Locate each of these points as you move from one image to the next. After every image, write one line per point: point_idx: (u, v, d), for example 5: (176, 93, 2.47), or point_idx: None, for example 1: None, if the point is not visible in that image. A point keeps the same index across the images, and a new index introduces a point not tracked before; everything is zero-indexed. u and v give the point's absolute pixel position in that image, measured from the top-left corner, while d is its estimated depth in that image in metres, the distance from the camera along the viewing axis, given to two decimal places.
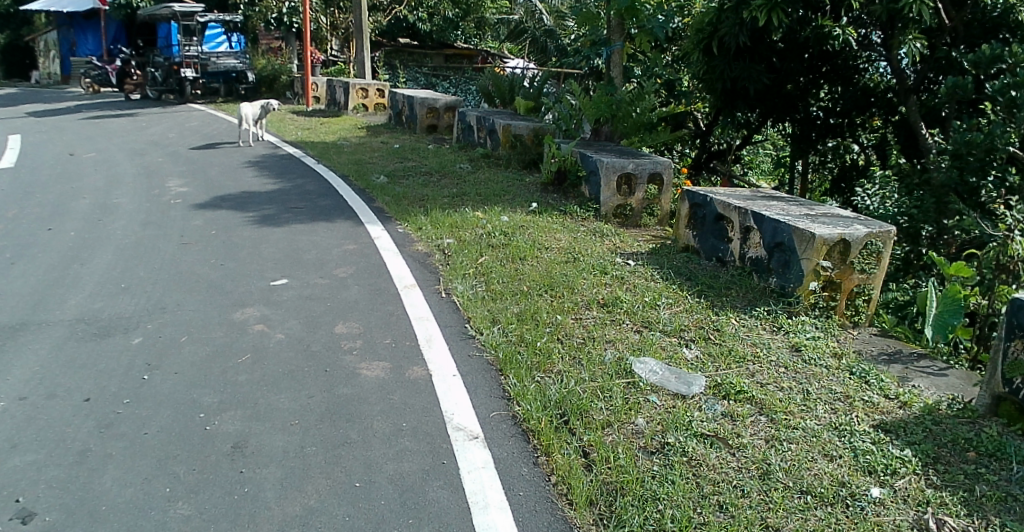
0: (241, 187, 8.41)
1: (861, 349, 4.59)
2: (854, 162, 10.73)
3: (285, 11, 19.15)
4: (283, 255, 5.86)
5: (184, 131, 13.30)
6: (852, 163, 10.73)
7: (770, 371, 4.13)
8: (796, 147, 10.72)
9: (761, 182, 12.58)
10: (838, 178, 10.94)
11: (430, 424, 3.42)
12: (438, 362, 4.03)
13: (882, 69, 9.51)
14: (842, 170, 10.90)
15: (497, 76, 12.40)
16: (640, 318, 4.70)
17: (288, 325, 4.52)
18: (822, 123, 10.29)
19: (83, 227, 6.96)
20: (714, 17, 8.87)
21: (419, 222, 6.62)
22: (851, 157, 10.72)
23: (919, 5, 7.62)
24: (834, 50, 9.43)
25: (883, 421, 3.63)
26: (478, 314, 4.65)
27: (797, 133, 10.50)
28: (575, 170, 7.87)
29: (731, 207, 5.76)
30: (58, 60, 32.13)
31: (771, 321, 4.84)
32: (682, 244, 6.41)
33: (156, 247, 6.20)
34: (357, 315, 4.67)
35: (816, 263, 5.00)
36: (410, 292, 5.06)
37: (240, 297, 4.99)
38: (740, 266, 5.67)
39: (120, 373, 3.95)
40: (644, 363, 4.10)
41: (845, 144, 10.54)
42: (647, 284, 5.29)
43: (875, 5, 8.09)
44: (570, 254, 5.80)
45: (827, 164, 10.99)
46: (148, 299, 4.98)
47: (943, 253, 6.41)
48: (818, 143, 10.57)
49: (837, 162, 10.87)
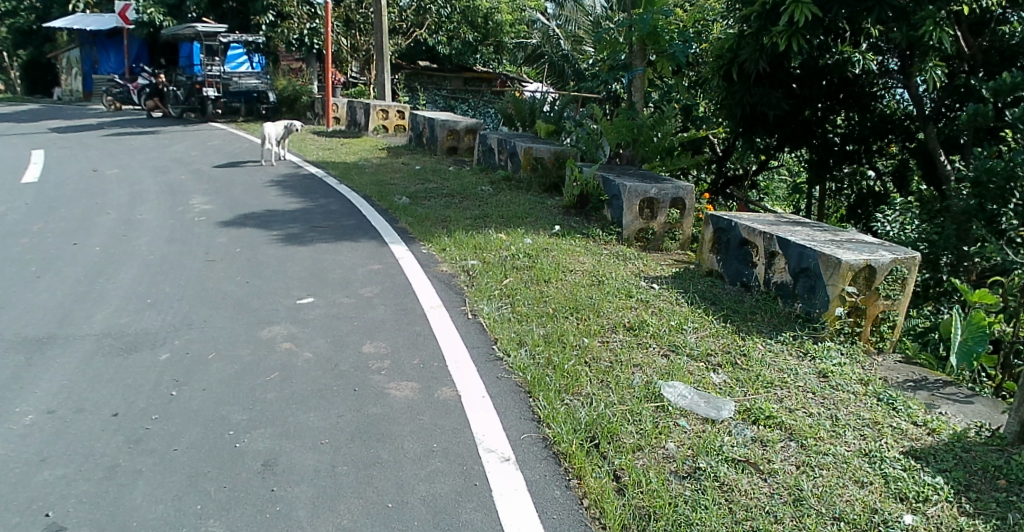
0: (264, 206, 8.45)
1: (886, 376, 4.69)
2: (870, 189, 10.63)
3: (307, 32, 19.64)
4: (309, 273, 5.84)
5: (205, 149, 13.42)
6: (868, 190, 10.64)
7: (798, 396, 4.19)
8: (812, 173, 10.71)
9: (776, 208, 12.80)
10: (855, 205, 10.86)
11: (461, 445, 3.38)
12: (466, 383, 3.95)
13: (899, 96, 9.78)
14: (859, 197, 10.82)
15: (518, 99, 12.52)
16: (667, 342, 4.69)
17: (315, 343, 4.45)
18: (839, 150, 10.33)
19: (109, 243, 7.03)
20: (734, 44, 8.94)
21: (443, 243, 6.63)
22: (867, 184, 10.64)
23: (939, 33, 7.70)
24: (852, 77, 9.60)
25: (912, 448, 3.66)
26: (505, 335, 4.61)
27: (815, 159, 10.50)
28: (596, 194, 7.89)
29: (756, 232, 5.73)
30: (81, 78, 32.73)
31: (797, 347, 4.88)
32: (705, 268, 6.34)
33: (182, 264, 6.24)
34: (385, 334, 4.57)
35: (842, 289, 5.03)
36: (436, 312, 4.98)
37: (265, 314, 4.95)
38: (766, 291, 5.63)
39: (148, 389, 3.98)
40: (673, 387, 4.08)
41: (862, 170, 10.52)
42: (672, 307, 5.25)
43: (894, 33, 8.06)
44: (595, 277, 5.81)
45: (844, 191, 10.99)
46: (176, 316, 5.01)
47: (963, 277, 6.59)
48: (835, 170, 10.57)
49: (853, 189, 10.83)
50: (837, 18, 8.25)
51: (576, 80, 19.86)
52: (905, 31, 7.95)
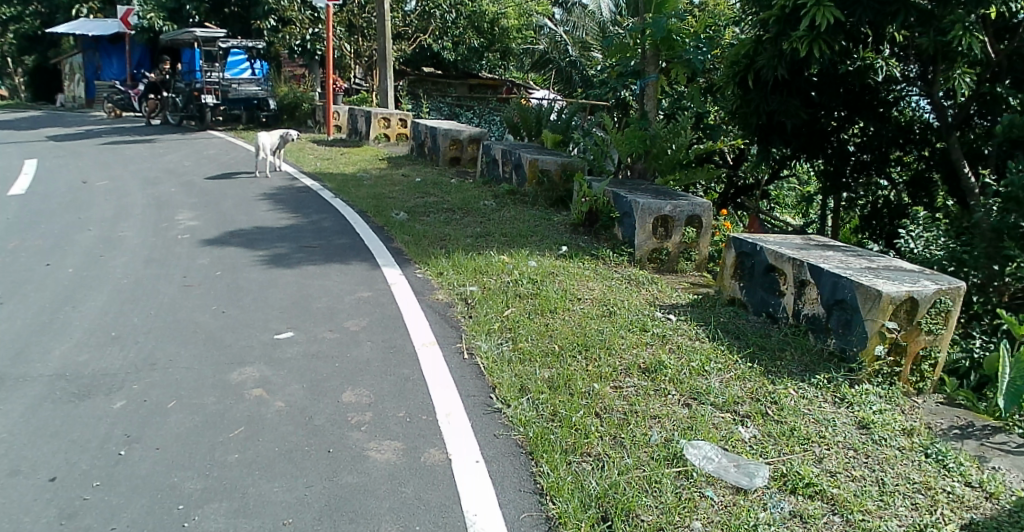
0: (253, 222, 7.95)
1: (929, 423, 4.18)
2: (886, 200, 10.23)
3: (308, 38, 19.27)
4: (292, 302, 5.32)
5: (200, 159, 12.97)
6: (884, 201, 10.24)
7: (839, 455, 3.63)
8: (827, 183, 10.26)
9: (786, 217, 13.05)
10: (870, 217, 10.47)
11: (448, 529, 2.83)
12: (458, 445, 3.42)
13: (915, 103, 9.36)
14: (874, 209, 10.42)
15: (523, 107, 12.01)
16: (688, 388, 4.13)
17: (289, 390, 3.93)
18: (856, 159, 9.90)
19: (83, 264, 6.55)
20: (751, 49, 8.41)
21: (440, 266, 6.11)
22: (882, 194, 10.23)
23: (969, 38, 7.20)
24: (871, 84, 9.11)
25: (975, 521, 3.12)
26: (505, 380, 4.07)
27: (830, 170, 10.05)
28: (606, 211, 7.29)
29: (784, 258, 5.16)
30: (84, 84, 32.48)
31: (832, 392, 4.33)
32: (726, 295, 5.75)
33: (156, 289, 5.75)
34: (368, 379, 4.03)
35: (882, 324, 4.50)
36: (429, 351, 4.44)
37: (238, 352, 4.44)
38: (794, 323, 5.07)
39: (94, 447, 3.46)
40: (697, 447, 3.53)
41: (876, 181, 10.11)
42: (692, 344, 4.71)
43: (921, 39, 7.65)
44: (605, 307, 5.26)
45: (858, 202, 10.52)
46: (139, 353, 4.51)
47: (992, 297, 6.04)
48: (850, 180, 10.13)
49: (868, 200, 10.40)
50: (860, 22, 7.59)
51: (584, 88, 19.27)
52: (932, 36, 7.50)
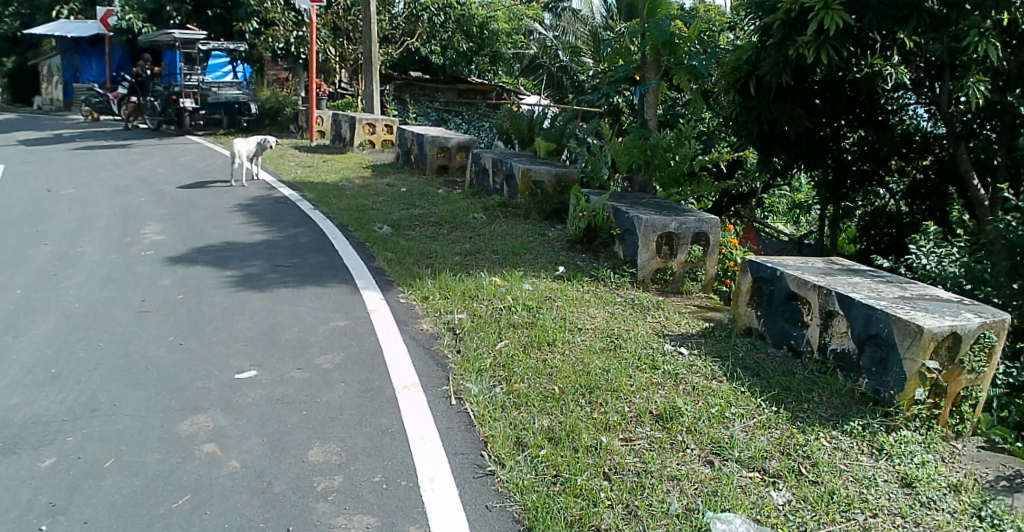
0: (224, 237, 7.37)
1: (975, 475, 3.66)
2: (884, 208, 9.85)
3: (293, 41, 18.58)
4: (258, 332, 4.75)
5: (175, 166, 12.36)
6: (882, 209, 9.87)
7: (891, 526, 3.08)
8: (827, 193, 9.82)
9: (778, 224, 13.25)
10: (868, 226, 10.05)
11: None
12: (443, 521, 2.84)
13: (916, 111, 8.95)
14: (873, 217, 10.01)
15: (514, 114, 11.46)
16: (708, 440, 3.59)
17: (247, 446, 3.36)
18: (857, 169, 9.46)
19: (33, 284, 5.94)
20: (753, 55, 7.91)
21: (426, 289, 5.56)
22: (881, 202, 9.85)
23: (986, 45, 6.68)
24: (875, 92, 8.64)
25: None
26: (499, 432, 3.53)
27: (830, 180, 9.61)
28: (606, 228, 6.78)
29: (809, 286, 4.66)
30: (62, 87, 31.60)
31: (868, 441, 3.80)
32: (741, 325, 5.24)
33: (110, 315, 5.16)
34: (339, 432, 3.48)
35: (922, 365, 3.96)
36: (410, 396, 3.89)
37: (192, 396, 3.86)
38: (820, 359, 4.56)
39: (9, 520, 2.83)
40: (728, 520, 2.94)
41: (875, 190, 9.72)
42: (709, 385, 4.19)
43: (934, 45, 7.15)
44: (609, 339, 4.73)
45: (856, 210, 10.14)
46: (78, 396, 3.91)
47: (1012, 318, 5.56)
48: (851, 190, 9.70)
49: (866, 208, 10.01)
50: (869, 28, 7.09)
51: (577, 94, 18.77)
52: (945, 42, 7.00)
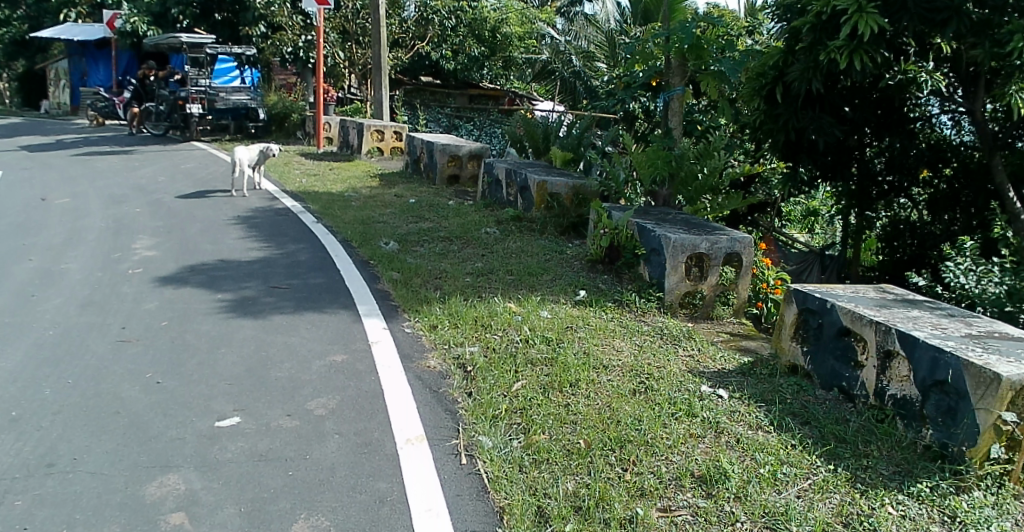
0: (218, 253, 6.91)
1: None
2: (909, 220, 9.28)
3: (301, 45, 18.26)
4: (247, 369, 4.27)
5: (176, 174, 11.94)
6: (907, 221, 9.29)
7: None
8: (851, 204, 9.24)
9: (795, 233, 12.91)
10: (891, 238, 9.46)
11: None
12: None
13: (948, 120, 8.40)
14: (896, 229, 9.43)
15: (529, 121, 10.94)
16: (759, 510, 3.06)
17: (221, 518, 2.86)
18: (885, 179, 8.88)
19: (9, 306, 5.48)
20: (782, 60, 7.39)
21: (434, 317, 5.07)
22: (906, 214, 9.27)
23: None
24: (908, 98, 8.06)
25: None
26: (517, 502, 3.01)
27: (855, 190, 9.03)
28: (630, 246, 6.23)
29: (864, 321, 4.13)
30: (71, 91, 31.42)
31: (937, 507, 3.21)
32: (786, 361, 4.72)
33: (86, 345, 4.69)
34: (328, 501, 2.98)
35: (998, 416, 3.35)
36: (414, 453, 3.39)
37: (163, 451, 3.36)
38: (878, 405, 4.03)
39: None
40: None
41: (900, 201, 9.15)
42: (754, 437, 3.68)
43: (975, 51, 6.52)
44: (638, 379, 4.22)
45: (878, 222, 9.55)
46: (35, 447, 3.40)
47: None
48: (878, 201, 9.12)
49: (890, 220, 9.43)
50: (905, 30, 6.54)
51: (591, 98, 18.32)
52: (987, 47, 6.36)
